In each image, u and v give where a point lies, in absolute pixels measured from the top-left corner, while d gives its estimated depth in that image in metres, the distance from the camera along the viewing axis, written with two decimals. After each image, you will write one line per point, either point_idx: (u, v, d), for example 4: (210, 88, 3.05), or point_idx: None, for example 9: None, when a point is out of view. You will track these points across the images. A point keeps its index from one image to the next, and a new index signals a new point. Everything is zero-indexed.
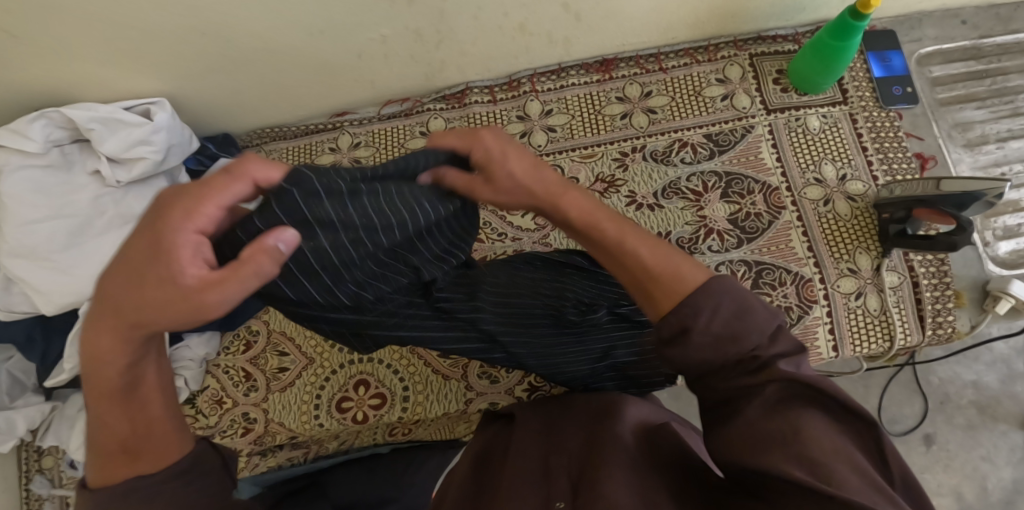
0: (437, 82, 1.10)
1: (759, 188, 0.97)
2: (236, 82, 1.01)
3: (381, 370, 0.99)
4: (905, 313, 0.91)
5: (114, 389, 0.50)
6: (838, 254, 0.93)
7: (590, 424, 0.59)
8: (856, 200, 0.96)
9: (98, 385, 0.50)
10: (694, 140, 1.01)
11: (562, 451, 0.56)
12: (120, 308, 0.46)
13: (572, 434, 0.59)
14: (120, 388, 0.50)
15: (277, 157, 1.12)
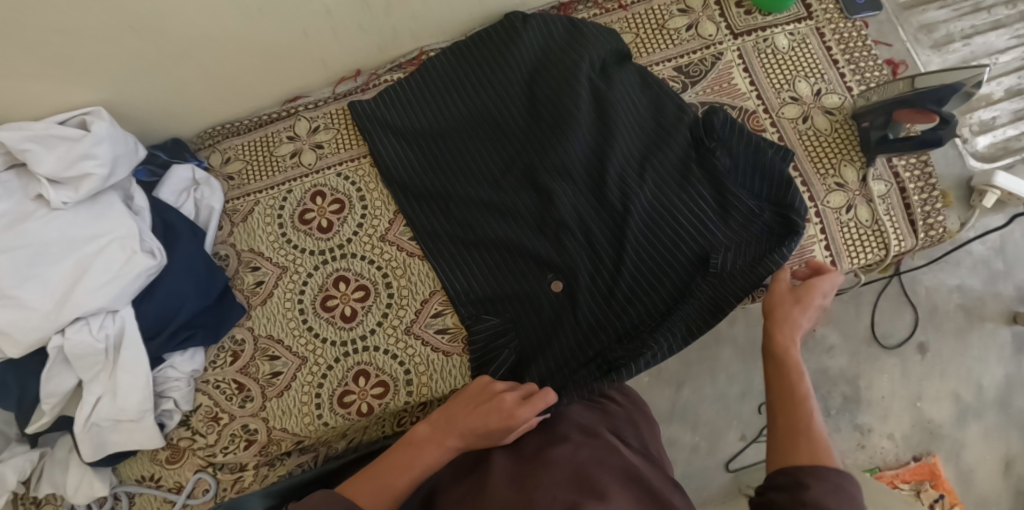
0: (391, 51, 1.07)
1: (736, 114, 0.95)
2: (177, 81, 0.95)
3: (379, 357, 0.95)
4: (896, 220, 0.91)
5: (415, 443, 0.75)
6: (824, 169, 0.92)
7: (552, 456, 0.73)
8: (834, 113, 0.94)
9: (414, 454, 0.73)
10: (664, 74, 0.99)
11: (528, 486, 0.68)
12: (482, 396, 0.80)
13: (556, 449, 0.74)
14: (406, 443, 0.75)
15: (233, 155, 1.07)
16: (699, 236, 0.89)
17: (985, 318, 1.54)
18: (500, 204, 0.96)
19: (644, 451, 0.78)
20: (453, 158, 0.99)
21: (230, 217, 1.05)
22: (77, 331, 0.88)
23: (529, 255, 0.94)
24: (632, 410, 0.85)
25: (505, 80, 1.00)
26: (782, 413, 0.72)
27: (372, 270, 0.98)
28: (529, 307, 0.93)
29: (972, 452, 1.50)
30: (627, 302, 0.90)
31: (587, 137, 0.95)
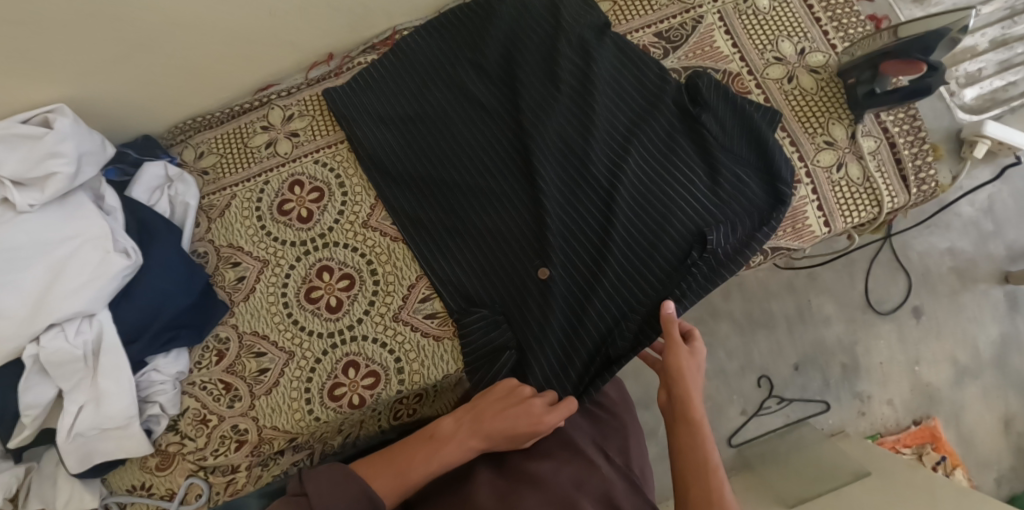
0: (364, 32, 1.04)
1: (720, 77, 0.93)
2: (143, 72, 0.91)
3: (368, 346, 0.92)
4: (888, 176, 0.89)
5: (435, 438, 0.76)
6: (812, 128, 0.90)
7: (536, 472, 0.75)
8: (819, 71, 0.93)
9: (434, 447, 0.75)
10: (645, 41, 0.97)
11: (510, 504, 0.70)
12: (509, 394, 0.80)
13: (551, 472, 0.75)
14: (427, 435, 0.76)
15: (207, 149, 1.03)
16: (690, 210, 0.87)
17: (977, 279, 1.54)
18: (484, 189, 0.94)
19: (629, 468, 0.80)
20: (432, 144, 0.96)
21: (207, 213, 1.01)
22: (53, 339, 0.84)
23: (516, 240, 0.91)
24: (619, 420, 0.87)
25: (482, 60, 0.97)
26: (683, 481, 0.71)
27: (356, 258, 0.95)
28: (520, 295, 0.90)
29: (972, 414, 1.50)
30: (620, 284, 0.87)
31: (569, 115, 0.93)
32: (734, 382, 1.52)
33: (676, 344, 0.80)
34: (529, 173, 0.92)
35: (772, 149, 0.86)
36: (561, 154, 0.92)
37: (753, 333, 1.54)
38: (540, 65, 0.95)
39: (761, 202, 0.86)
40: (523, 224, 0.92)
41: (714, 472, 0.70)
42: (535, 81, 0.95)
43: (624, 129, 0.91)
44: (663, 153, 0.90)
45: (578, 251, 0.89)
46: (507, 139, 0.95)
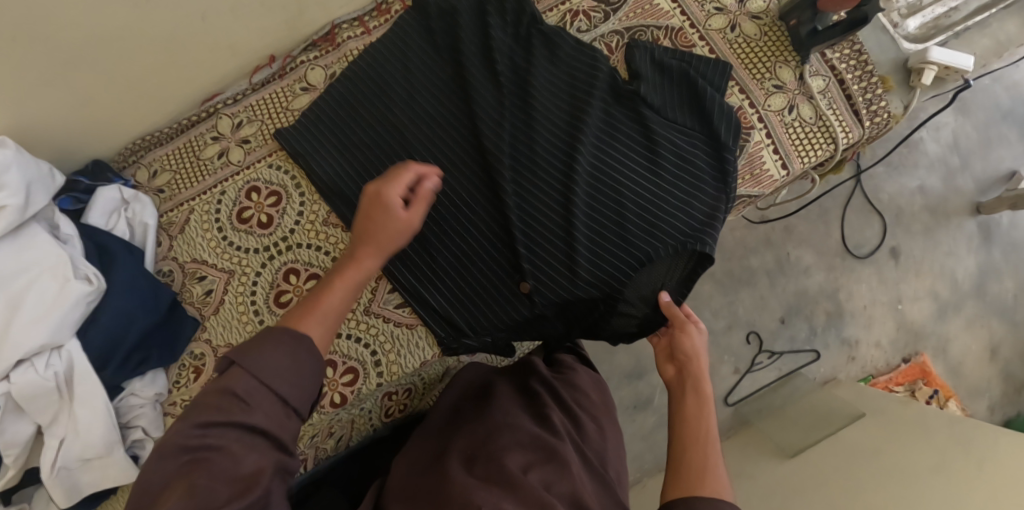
0: (303, 30, 1.03)
1: (663, 33, 0.93)
2: (80, 93, 0.90)
3: (343, 344, 0.91)
4: (840, 112, 0.90)
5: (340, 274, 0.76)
6: (759, 74, 0.90)
7: (506, 467, 0.72)
8: (761, 17, 0.93)
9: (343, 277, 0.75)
10: (585, 6, 0.96)
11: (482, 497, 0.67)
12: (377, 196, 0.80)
13: (530, 473, 0.72)
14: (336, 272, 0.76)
15: (159, 167, 1.02)
16: (650, 198, 0.85)
17: (950, 213, 1.55)
18: (446, 206, 0.90)
19: (603, 469, 0.80)
20: (385, 168, 0.93)
21: (167, 231, 1.00)
22: (22, 374, 0.83)
23: (488, 256, 0.89)
24: (597, 421, 0.87)
25: (426, 73, 0.94)
26: (678, 442, 0.69)
27: (322, 258, 0.94)
28: (507, 314, 0.89)
29: (957, 345, 1.52)
30: (599, 280, 0.85)
31: (519, 118, 0.89)
32: (723, 341, 1.52)
33: (686, 325, 0.79)
34: (489, 183, 0.89)
35: (712, 115, 0.86)
36: (518, 159, 0.88)
37: (736, 292, 1.53)
38: (473, 66, 0.91)
39: (708, 168, 0.86)
40: (491, 239, 0.89)
41: (710, 444, 0.68)
42: (480, 84, 0.91)
43: (577, 123, 0.87)
44: (619, 145, 0.87)
45: (550, 253, 0.86)
46: (461, 149, 0.91)
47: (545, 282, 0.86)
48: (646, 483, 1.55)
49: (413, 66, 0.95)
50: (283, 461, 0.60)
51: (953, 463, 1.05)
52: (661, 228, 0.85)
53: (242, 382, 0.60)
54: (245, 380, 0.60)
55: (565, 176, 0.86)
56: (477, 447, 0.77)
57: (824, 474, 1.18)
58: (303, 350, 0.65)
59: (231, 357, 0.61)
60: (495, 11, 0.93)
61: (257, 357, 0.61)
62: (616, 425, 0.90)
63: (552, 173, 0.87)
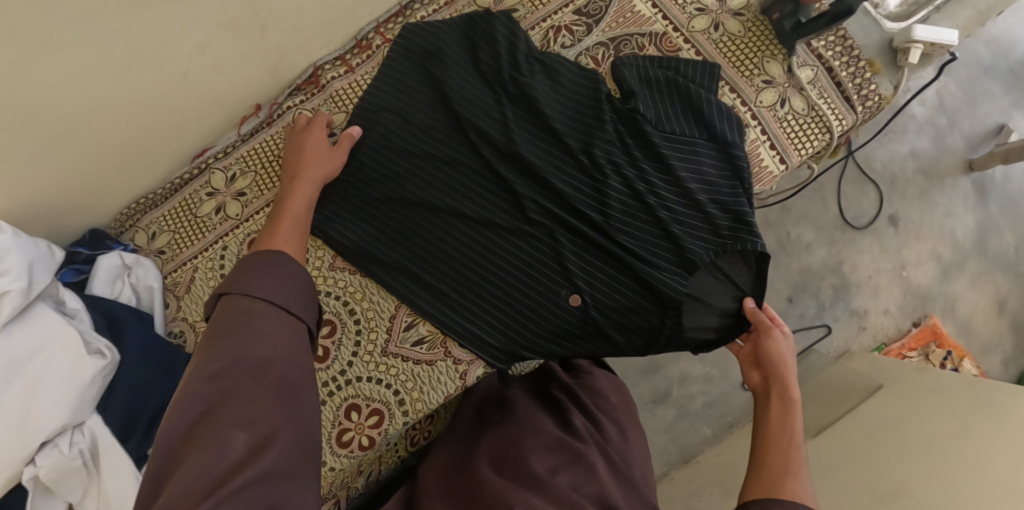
0: (285, 75, 1.02)
1: (648, 40, 0.93)
2: (71, 167, 0.89)
3: (365, 386, 0.91)
4: (831, 100, 0.89)
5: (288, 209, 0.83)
6: (747, 71, 0.90)
7: (533, 468, 0.75)
8: (743, 13, 0.92)
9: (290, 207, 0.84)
10: (566, 21, 0.96)
11: (514, 495, 0.70)
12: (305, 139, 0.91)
13: (557, 476, 0.74)
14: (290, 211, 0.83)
15: (157, 229, 1.01)
16: (683, 202, 0.85)
17: (943, 175, 1.55)
18: (479, 237, 0.89)
19: (630, 470, 0.81)
20: (406, 210, 0.91)
21: (173, 292, 1.00)
22: (47, 456, 0.82)
23: (532, 273, 0.88)
24: (620, 425, 0.88)
25: (425, 107, 0.93)
26: (764, 447, 0.72)
27: (332, 303, 0.93)
28: (564, 330, 0.88)
29: (965, 303, 1.53)
30: (651, 288, 0.84)
31: (531, 144, 0.88)
32: None
33: (771, 330, 0.81)
34: (517, 209, 0.88)
35: (711, 119, 0.85)
36: (542, 184, 0.88)
37: None
38: (477, 98, 0.90)
39: (719, 165, 0.85)
40: (535, 264, 0.87)
41: (797, 450, 0.70)
42: (479, 115, 0.90)
43: (592, 142, 0.87)
44: (641, 155, 0.86)
45: (595, 261, 0.86)
46: (478, 183, 0.89)
47: (597, 299, 0.86)
48: (674, 476, 1.56)
49: (417, 103, 0.93)
50: (294, 383, 0.59)
51: (974, 427, 1.06)
52: (698, 229, 0.84)
53: (233, 309, 0.62)
54: (235, 308, 0.62)
55: (594, 194, 0.86)
56: (505, 449, 0.80)
57: (852, 450, 1.19)
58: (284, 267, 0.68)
59: (216, 293, 0.65)
60: (487, 47, 0.92)
61: (239, 285, 0.65)
62: (640, 428, 0.91)
63: (582, 187, 0.87)
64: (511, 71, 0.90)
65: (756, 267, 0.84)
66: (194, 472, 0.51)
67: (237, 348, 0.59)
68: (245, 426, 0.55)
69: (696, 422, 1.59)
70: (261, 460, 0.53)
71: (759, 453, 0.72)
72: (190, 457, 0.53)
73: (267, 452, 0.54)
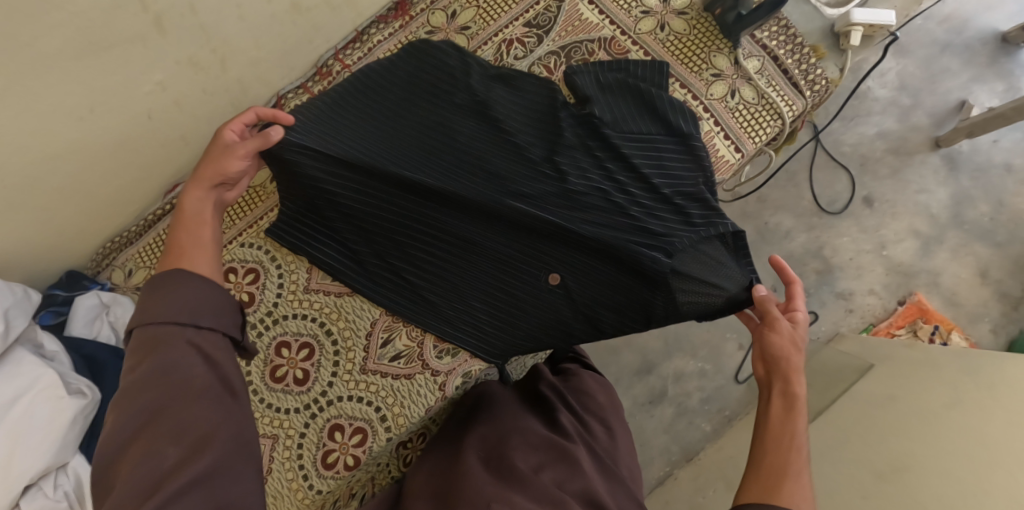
0: (250, 106, 1.04)
1: (597, 45, 0.96)
2: (41, 212, 0.90)
3: (347, 406, 0.92)
4: (780, 87, 0.92)
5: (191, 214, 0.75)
6: (696, 66, 0.93)
7: (516, 466, 0.75)
8: (687, 12, 0.95)
9: (186, 210, 0.75)
10: (517, 34, 0.99)
11: (496, 494, 0.70)
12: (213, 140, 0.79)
13: (539, 476, 0.74)
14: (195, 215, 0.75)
15: (133, 266, 1.03)
16: (648, 191, 0.86)
17: (912, 152, 1.57)
18: (457, 244, 0.88)
19: (615, 466, 0.81)
20: (379, 223, 0.88)
21: None
22: (32, 500, 0.83)
23: (509, 272, 0.87)
24: (606, 423, 0.88)
25: (386, 119, 0.89)
26: (761, 446, 0.72)
27: (309, 325, 0.94)
28: (555, 322, 0.88)
29: (949, 276, 1.53)
30: (637, 269, 0.83)
31: (501, 148, 0.87)
32: (723, 320, 1.60)
33: (777, 322, 0.80)
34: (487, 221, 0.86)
35: (666, 113, 0.87)
36: (510, 185, 0.85)
37: None
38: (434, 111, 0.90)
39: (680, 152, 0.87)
40: (514, 264, 0.87)
41: (798, 450, 0.69)
42: (440, 124, 0.89)
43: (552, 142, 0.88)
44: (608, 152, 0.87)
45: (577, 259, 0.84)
46: (457, 184, 0.85)
47: (583, 287, 0.86)
48: (677, 475, 1.55)
49: (365, 109, 0.90)
50: (224, 394, 0.63)
51: (967, 398, 1.07)
52: (667, 209, 0.85)
53: (153, 333, 0.63)
54: (154, 331, 0.63)
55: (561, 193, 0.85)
56: (491, 448, 0.80)
57: (846, 433, 1.19)
58: (198, 283, 0.67)
59: (128, 328, 0.65)
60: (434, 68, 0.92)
61: (147, 312, 0.64)
62: (627, 424, 0.91)
63: (550, 187, 0.85)
64: (461, 85, 0.91)
65: (734, 245, 0.84)
66: (133, 484, 0.56)
67: (157, 371, 0.61)
68: (174, 439, 0.59)
69: (695, 418, 1.59)
70: (194, 462, 0.58)
71: (759, 454, 0.71)
72: (125, 474, 0.57)
73: (200, 458, 0.58)
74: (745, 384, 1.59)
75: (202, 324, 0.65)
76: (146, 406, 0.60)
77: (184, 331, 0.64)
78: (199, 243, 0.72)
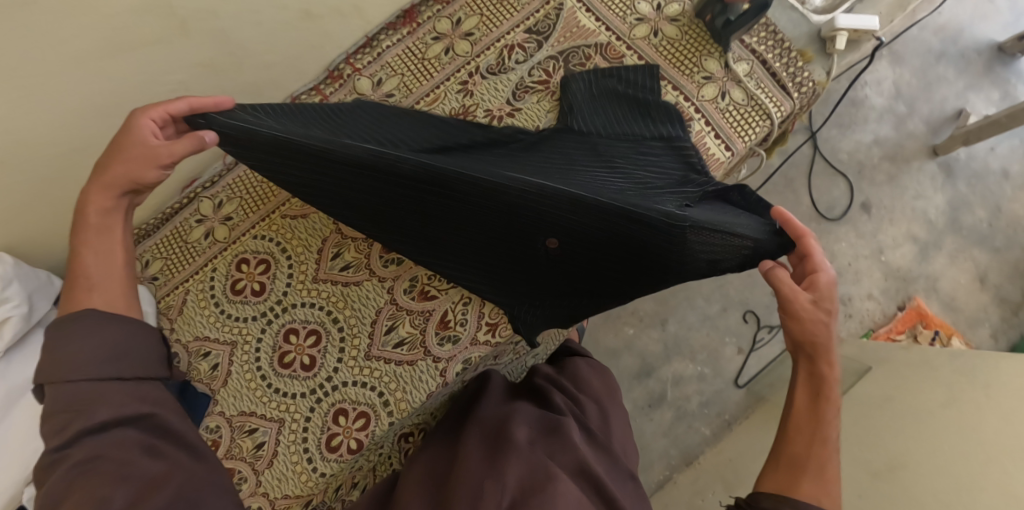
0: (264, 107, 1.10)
1: (594, 50, 1.01)
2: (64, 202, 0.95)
3: (352, 391, 0.95)
4: (768, 89, 0.96)
5: (95, 220, 0.84)
6: (688, 70, 0.97)
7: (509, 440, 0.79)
8: (679, 19, 1.00)
9: (90, 206, 0.84)
10: (518, 40, 1.04)
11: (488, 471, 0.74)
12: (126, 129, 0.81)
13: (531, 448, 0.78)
14: (105, 208, 0.84)
15: (150, 257, 1.05)
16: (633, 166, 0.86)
17: (908, 159, 1.60)
18: (451, 218, 0.82)
19: (608, 440, 0.85)
20: (358, 199, 0.81)
21: (167, 315, 1.02)
22: None
23: (509, 246, 0.85)
24: (601, 404, 0.91)
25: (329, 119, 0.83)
26: (790, 430, 0.77)
27: (317, 313, 0.98)
28: (575, 277, 0.87)
29: (946, 281, 1.55)
30: (653, 227, 0.77)
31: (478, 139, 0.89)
32: (722, 323, 1.63)
33: (813, 289, 0.75)
34: (484, 188, 0.76)
35: (657, 119, 0.93)
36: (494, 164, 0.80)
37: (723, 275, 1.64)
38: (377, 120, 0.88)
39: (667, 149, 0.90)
40: (520, 232, 0.81)
41: (825, 441, 0.74)
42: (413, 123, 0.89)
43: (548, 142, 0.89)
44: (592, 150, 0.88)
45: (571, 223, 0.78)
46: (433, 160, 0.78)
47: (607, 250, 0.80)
48: (677, 479, 1.56)
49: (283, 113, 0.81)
50: (140, 447, 0.76)
51: (962, 395, 1.09)
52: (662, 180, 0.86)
53: (64, 390, 0.75)
54: (72, 398, 0.75)
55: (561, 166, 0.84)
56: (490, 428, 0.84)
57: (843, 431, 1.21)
58: (121, 327, 0.82)
59: (42, 381, 0.77)
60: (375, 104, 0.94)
61: (61, 369, 0.76)
62: (623, 403, 0.95)
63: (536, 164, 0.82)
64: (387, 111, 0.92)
65: (749, 201, 0.82)
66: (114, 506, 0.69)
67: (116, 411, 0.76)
68: (121, 483, 0.72)
69: (694, 422, 1.60)
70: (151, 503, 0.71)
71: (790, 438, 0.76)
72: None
73: (155, 493, 0.72)
74: (744, 388, 1.60)
75: (125, 377, 0.79)
76: (84, 457, 0.72)
77: (95, 391, 0.76)
78: (110, 277, 0.85)
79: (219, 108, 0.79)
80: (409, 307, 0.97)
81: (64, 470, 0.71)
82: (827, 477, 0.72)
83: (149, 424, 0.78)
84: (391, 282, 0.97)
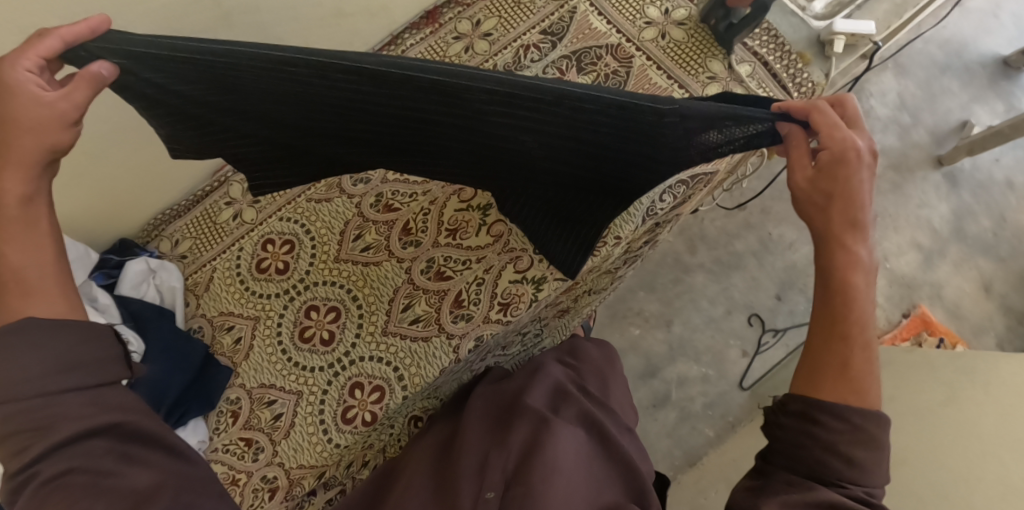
0: None
1: (605, 51, 1.06)
2: (103, 180, 1.01)
3: (368, 365, 1.00)
4: (770, 89, 1.01)
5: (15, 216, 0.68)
6: (694, 70, 1.03)
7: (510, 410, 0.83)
8: (685, 23, 1.06)
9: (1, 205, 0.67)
10: (534, 40, 1.10)
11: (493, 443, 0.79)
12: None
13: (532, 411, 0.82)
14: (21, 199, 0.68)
15: (180, 236, 1.13)
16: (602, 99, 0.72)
17: (913, 169, 1.63)
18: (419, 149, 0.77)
19: (607, 401, 0.89)
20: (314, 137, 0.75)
21: (194, 291, 1.09)
22: None
23: (487, 156, 0.74)
24: (601, 372, 0.94)
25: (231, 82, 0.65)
26: (826, 327, 0.72)
27: (337, 291, 1.03)
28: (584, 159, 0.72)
29: (951, 289, 1.57)
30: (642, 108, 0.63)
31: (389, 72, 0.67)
32: (726, 326, 1.66)
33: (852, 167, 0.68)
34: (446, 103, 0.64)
35: None
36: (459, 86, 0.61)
37: (727, 278, 1.68)
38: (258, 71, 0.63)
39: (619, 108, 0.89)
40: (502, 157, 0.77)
41: (863, 346, 0.71)
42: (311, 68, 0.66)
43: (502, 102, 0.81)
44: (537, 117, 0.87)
45: (540, 124, 0.65)
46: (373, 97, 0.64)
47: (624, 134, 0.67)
48: (680, 480, 1.57)
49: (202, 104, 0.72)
50: (110, 455, 0.65)
51: (962, 394, 1.10)
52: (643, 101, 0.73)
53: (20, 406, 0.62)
54: (24, 417, 0.62)
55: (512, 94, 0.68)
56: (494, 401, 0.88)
57: None
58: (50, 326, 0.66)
59: None
60: None
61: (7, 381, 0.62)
62: (622, 369, 0.98)
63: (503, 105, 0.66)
64: None
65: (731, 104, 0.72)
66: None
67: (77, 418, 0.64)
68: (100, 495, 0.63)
69: (697, 424, 1.62)
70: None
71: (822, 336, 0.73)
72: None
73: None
74: (748, 391, 1.62)
75: (88, 384, 0.66)
76: (58, 470, 0.62)
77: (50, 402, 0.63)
78: (45, 279, 0.69)
79: (95, 34, 0.63)
80: (426, 287, 1.00)
81: (32, 490, 0.61)
82: (860, 381, 0.69)
83: (116, 432, 0.66)
84: (408, 263, 1.02)
